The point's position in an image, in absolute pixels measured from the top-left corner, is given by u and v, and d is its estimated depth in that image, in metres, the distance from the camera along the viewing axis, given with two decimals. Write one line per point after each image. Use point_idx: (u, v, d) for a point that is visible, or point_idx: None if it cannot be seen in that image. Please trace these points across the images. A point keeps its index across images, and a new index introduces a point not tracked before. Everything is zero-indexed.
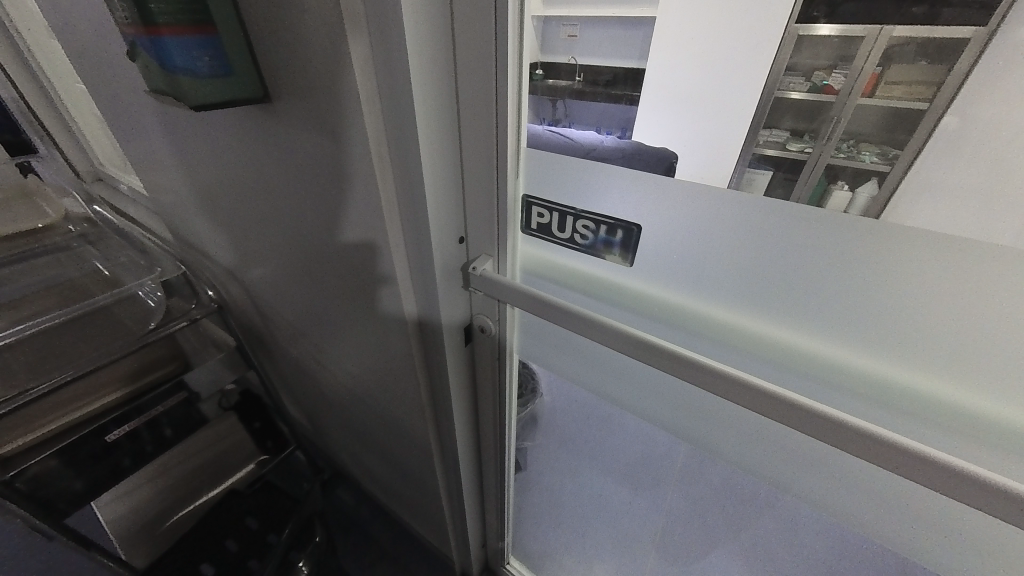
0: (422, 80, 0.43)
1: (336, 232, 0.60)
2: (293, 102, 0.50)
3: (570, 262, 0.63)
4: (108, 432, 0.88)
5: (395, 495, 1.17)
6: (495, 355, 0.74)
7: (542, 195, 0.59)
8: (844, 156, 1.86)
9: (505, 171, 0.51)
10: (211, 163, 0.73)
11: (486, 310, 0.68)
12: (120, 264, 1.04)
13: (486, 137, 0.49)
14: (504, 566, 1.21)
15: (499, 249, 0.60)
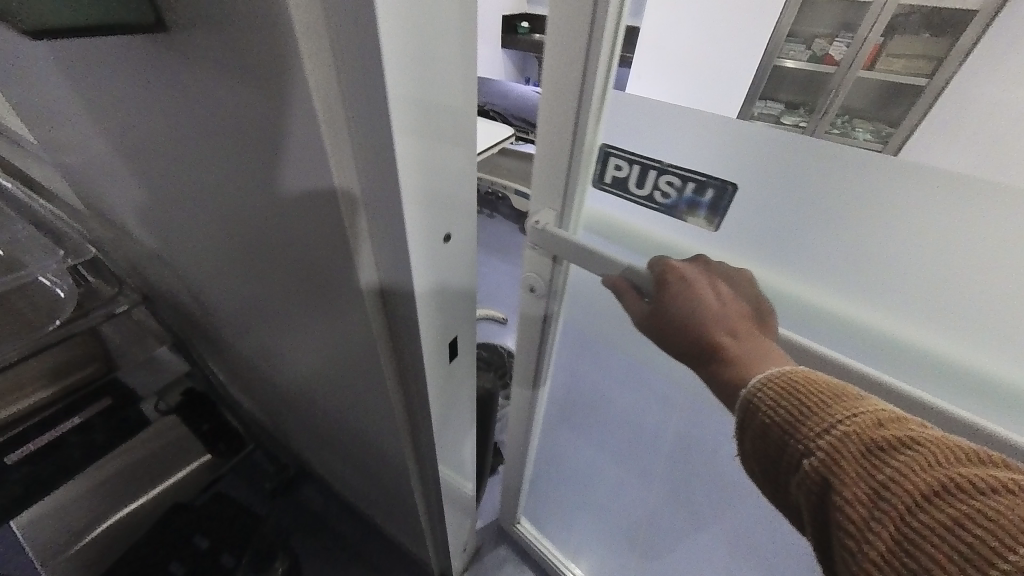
0: (407, 35, 0.32)
1: (275, 217, 0.47)
2: (195, 35, 0.35)
3: (636, 221, 0.60)
4: (4, 455, 0.72)
5: (365, 497, 1.08)
6: (540, 313, 0.76)
7: (625, 149, 0.56)
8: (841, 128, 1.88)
9: (582, 134, 0.53)
10: (111, 117, 0.56)
11: (540, 270, 0.71)
12: (12, 239, 0.84)
13: (569, 97, 0.51)
14: (515, 527, 1.36)
15: (563, 206, 0.61)
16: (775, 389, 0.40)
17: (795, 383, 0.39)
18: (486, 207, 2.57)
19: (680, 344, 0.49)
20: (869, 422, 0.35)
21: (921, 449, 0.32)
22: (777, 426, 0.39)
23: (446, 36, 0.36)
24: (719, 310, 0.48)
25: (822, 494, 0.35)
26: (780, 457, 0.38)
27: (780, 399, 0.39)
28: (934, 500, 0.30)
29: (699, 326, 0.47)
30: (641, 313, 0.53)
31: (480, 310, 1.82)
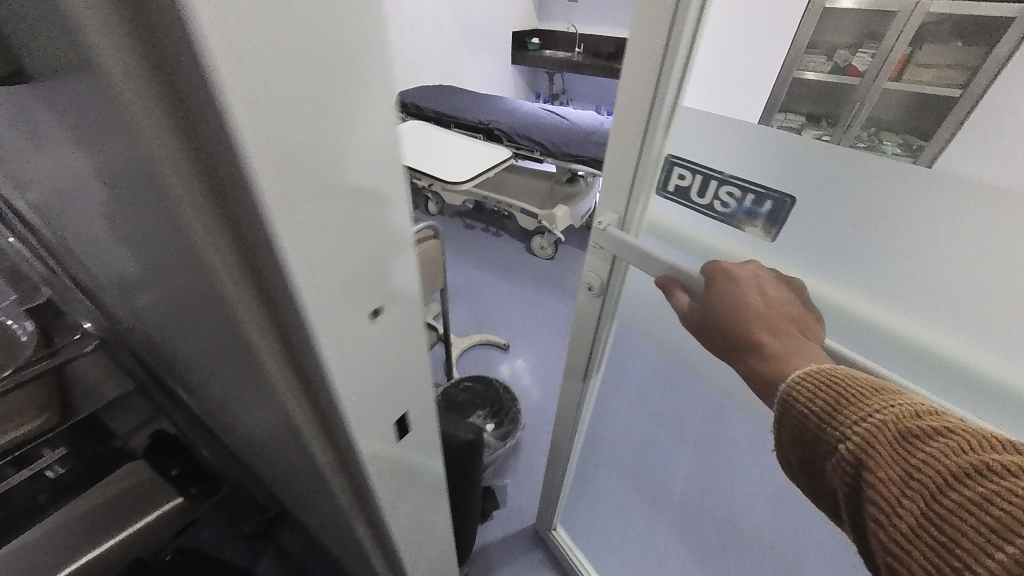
0: (257, 47, 0.21)
1: (187, 287, 0.39)
2: (65, 83, 0.28)
3: (695, 228, 0.60)
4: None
5: (342, 557, 0.99)
6: (593, 318, 0.75)
7: (692, 159, 0.56)
8: None
9: (651, 140, 0.53)
10: (42, 162, 0.50)
11: (597, 268, 0.69)
12: None
13: (642, 104, 0.51)
14: (551, 531, 1.20)
15: (626, 208, 0.60)
16: (814, 375, 0.37)
17: (834, 369, 0.37)
18: (491, 225, 2.50)
19: (718, 337, 0.47)
20: (908, 412, 0.32)
21: (965, 435, 0.29)
22: (808, 416, 0.36)
23: (340, 50, 0.25)
24: (780, 304, 0.48)
25: (856, 482, 0.32)
26: (812, 446, 0.36)
27: (817, 389, 0.36)
28: (969, 482, 0.27)
29: (744, 323, 0.45)
30: (688, 313, 0.51)
31: (481, 336, 1.75)
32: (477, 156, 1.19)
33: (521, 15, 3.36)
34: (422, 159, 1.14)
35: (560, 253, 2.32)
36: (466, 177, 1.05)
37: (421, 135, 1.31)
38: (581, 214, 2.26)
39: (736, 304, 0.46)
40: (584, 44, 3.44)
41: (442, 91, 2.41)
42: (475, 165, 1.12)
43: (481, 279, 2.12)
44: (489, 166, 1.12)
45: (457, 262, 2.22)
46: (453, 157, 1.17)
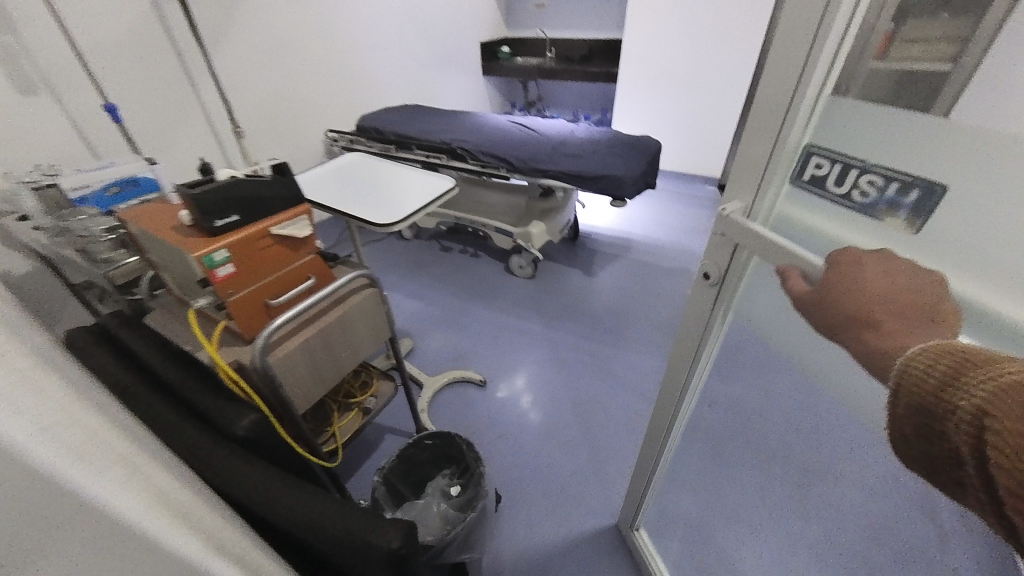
0: None
1: None
2: None
3: (825, 228, 0.45)
4: None
5: None
6: (704, 311, 0.66)
7: (835, 145, 0.42)
8: None
9: (788, 126, 0.44)
10: None
11: (716, 256, 0.59)
12: None
13: (780, 91, 0.43)
14: (631, 530, 1.10)
15: (756, 190, 0.50)
16: (941, 343, 0.28)
17: (960, 346, 0.27)
18: (469, 246, 2.36)
19: (831, 314, 0.37)
20: None
21: None
22: (912, 397, 0.28)
23: None
24: (939, 299, 0.33)
25: (985, 470, 0.24)
26: (924, 430, 0.27)
27: (931, 367, 0.27)
28: None
29: (886, 321, 0.33)
30: (803, 298, 0.41)
31: (455, 372, 1.57)
32: (420, 188, 1.07)
33: (489, 23, 3.24)
34: (356, 198, 1.02)
35: (542, 271, 2.18)
36: (402, 217, 0.93)
37: (359, 168, 1.19)
38: (562, 228, 2.13)
39: (868, 288, 0.35)
40: (556, 49, 3.34)
41: (405, 111, 2.30)
42: (414, 200, 1.00)
43: (460, 306, 1.96)
44: (430, 199, 1.00)
45: (432, 289, 2.06)
46: (392, 192, 1.05)
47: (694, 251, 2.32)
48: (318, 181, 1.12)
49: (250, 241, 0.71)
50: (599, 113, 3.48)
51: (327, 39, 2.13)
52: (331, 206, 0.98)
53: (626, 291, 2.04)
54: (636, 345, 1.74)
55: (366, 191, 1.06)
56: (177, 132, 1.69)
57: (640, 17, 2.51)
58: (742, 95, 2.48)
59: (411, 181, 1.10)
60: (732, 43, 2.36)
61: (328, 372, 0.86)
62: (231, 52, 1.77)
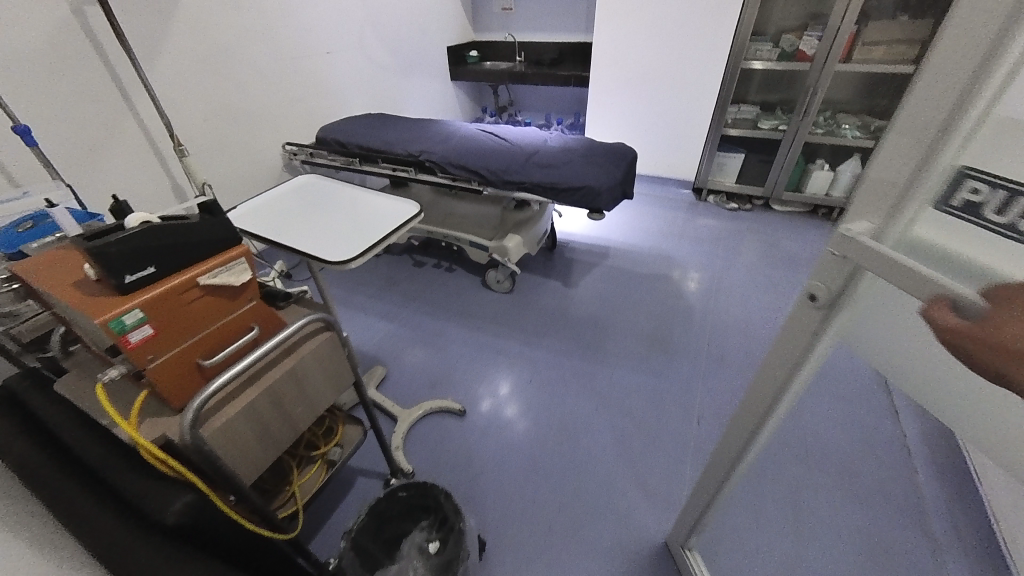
0: None
1: None
2: None
3: (979, 261, 0.39)
4: None
5: None
6: (805, 335, 0.57)
7: (1000, 168, 0.37)
8: (822, 132, 2.36)
9: (951, 139, 0.38)
10: None
11: (826, 277, 0.51)
12: None
13: (949, 96, 0.37)
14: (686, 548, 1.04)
15: (891, 210, 0.43)
16: None
17: None
18: (443, 260, 2.25)
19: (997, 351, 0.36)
20: None
21: None
22: None
23: None
24: None
25: None
26: None
27: None
28: None
29: None
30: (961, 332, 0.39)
31: (432, 401, 1.47)
32: (380, 214, 0.97)
33: (455, 27, 3.15)
34: (306, 228, 0.92)
35: (520, 284, 2.09)
36: (358, 252, 0.83)
37: (312, 190, 1.08)
38: (538, 238, 2.05)
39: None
40: (525, 52, 3.26)
41: (368, 121, 2.18)
42: (372, 230, 0.91)
43: (435, 326, 1.86)
44: (391, 228, 0.91)
45: (405, 308, 1.95)
46: (348, 219, 0.95)
47: (673, 257, 2.29)
48: (265, 206, 1.01)
49: (171, 295, 0.60)
50: (571, 117, 3.43)
51: (279, 46, 2.00)
52: (277, 240, 0.87)
53: (607, 302, 1.98)
54: (619, 360, 1.68)
55: (318, 218, 0.96)
56: (109, 152, 1.53)
57: (608, 20, 2.47)
58: (712, 97, 2.46)
59: (371, 206, 1.00)
60: (700, 46, 2.35)
61: (278, 431, 0.76)
62: (169, 63, 1.63)
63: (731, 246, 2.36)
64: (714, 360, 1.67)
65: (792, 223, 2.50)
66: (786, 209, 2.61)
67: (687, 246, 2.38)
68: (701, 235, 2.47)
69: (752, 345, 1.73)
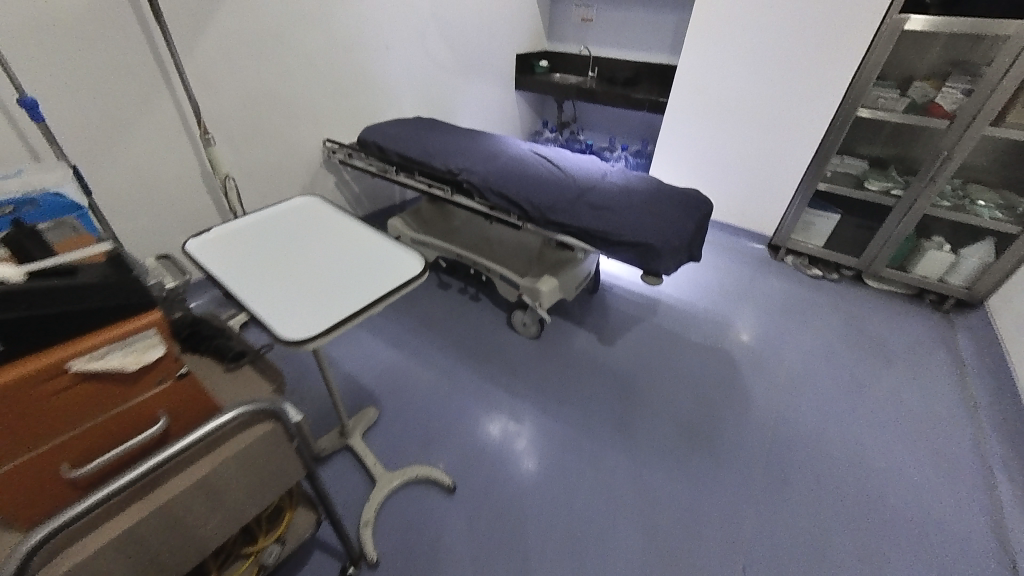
0: None
1: None
2: None
3: None
4: None
5: None
6: None
7: None
8: (950, 204, 1.93)
9: None
10: None
11: None
12: None
13: None
14: None
15: None
16: None
17: None
18: (470, 287, 2.04)
19: None
20: None
21: None
22: None
23: None
24: None
25: None
26: None
27: None
28: None
29: None
30: None
31: (420, 467, 1.25)
32: (374, 264, 0.75)
33: (528, 35, 2.96)
34: (277, 273, 0.71)
35: (549, 330, 1.84)
36: (320, 327, 0.61)
37: (310, 215, 0.88)
38: (579, 282, 1.79)
39: None
40: (598, 68, 3.01)
41: (416, 124, 2.01)
42: (355, 289, 0.69)
43: (443, 364, 1.64)
44: (378, 291, 0.68)
45: (416, 337, 1.75)
46: (333, 266, 0.74)
47: (733, 324, 1.93)
48: (246, 231, 0.82)
49: (25, 384, 0.44)
50: (637, 143, 3.13)
51: (332, 36, 1.89)
52: (234, 287, 0.68)
53: (645, 370, 1.67)
54: (649, 453, 1.38)
55: (299, 260, 0.75)
56: (138, 129, 1.46)
57: (699, 44, 2.18)
58: (811, 145, 2.09)
59: (368, 250, 0.78)
60: (805, 83, 1.99)
61: (168, 557, 0.56)
62: (212, 42, 1.54)
63: (806, 320, 1.97)
64: (772, 478, 1.32)
65: (888, 305, 2.07)
66: (884, 287, 2.16)
67: (751, 313, 2.01)
68: (770, 302, 2.09)
69: (823, 464, 1.37)
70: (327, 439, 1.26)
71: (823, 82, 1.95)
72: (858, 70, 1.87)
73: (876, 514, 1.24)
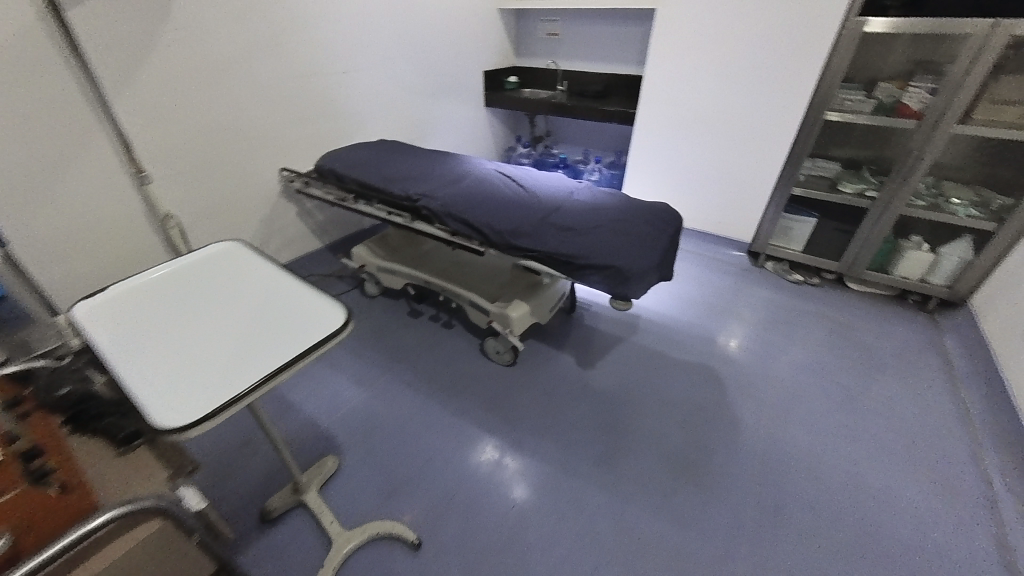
0: None
1: None
2: None
3: None
4: None
5: None
6: None
7: None
8: (926, 204, 1.91)
9: None
10: None
11: None
12: None
13: None
14: None
15: None
16: None
17: None
18: (442, 313, 1.96)
19: None
20: None
21: None
22: None
23: None
24: None
25: None
26: None
27: None
28: None
29: None
30: None
31: (383, 524, 1.14)
32: (288, 319, 0.68)
33: (496, 52, 2.93)
34: (173, 341, 0.64)
35: (525, 358, 1.75)
36: (208, 410, 0.54)
37: (227, 263, 0.81)
38: (554, 303, 1.71)
39: None
40: (568, 81, 2.99)
41: (379, 149, 1.95)
42: (258, 358, 0.61)
43: (412, 402, 1.54)
44: (283, 358, 0.61)
45: (384, 373, 1.65)
46: (239, 328, 0.66)
47: (717, 339, 1.86)
48: (151, 288, 0.74)
49: None
50: (612, 155, 3.10)
51: (286, 63, 1.82)
52: (118, 363, 0.60)
53: (627, 395, 1.59)
54: (633, 490, 1.29)
55: (203, 322, 0.68)
56: (70, 171, 1.36)
57: (665, 55, 2.16)
58: (783, 150, 2.06)
59: (282, 303, 0.71)
60: (773, 89, 1.97)
61: None
62: (153, 77, 1.46)
63: (791, 331, 1.91)
64: (764, 510, 1.24)
65: (872, 309, 2.02)
66: (866, 290, 2.13)
67: (735, 325, 1.95)
68: (754, 313, 2.03)
69: (816, 490, 1.29)
70: (279, 496, 1.16)
71: (790, 88, 1.93)
72: (823, 75, 1.84)
73: (875, 545, 1.16)
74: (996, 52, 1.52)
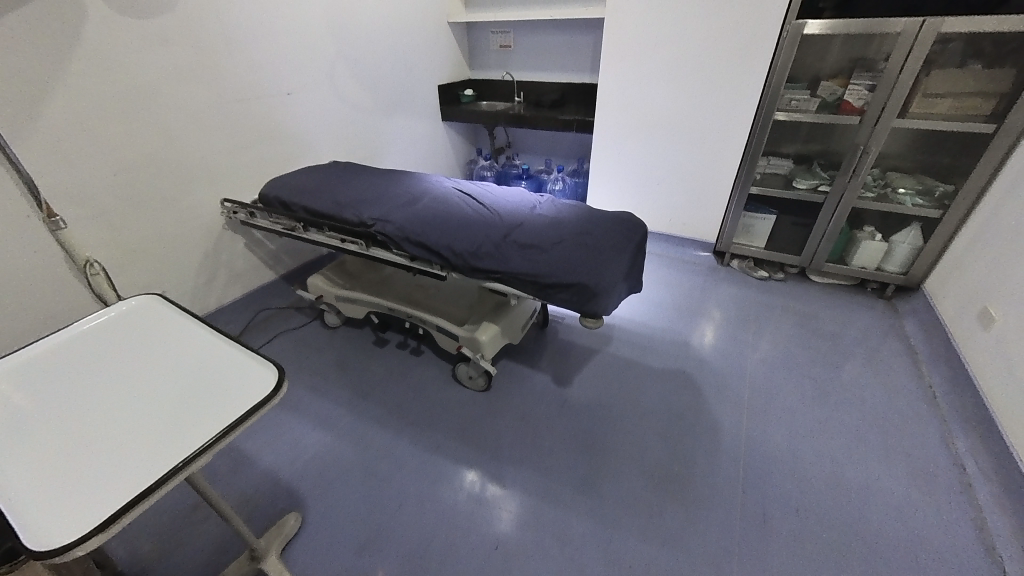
0: None
1: None
2: None
3: None
4: None
5: None
6: None
7: None
8: (874, 195, 1.98)
9: None
10: None
11: None
12: None
13: None
14: None
15: None
16: None
17: None
18: (410, 339, 1.87)
19: None
20: None
21: None
22: None
23: None
24: None
25: None
26: None
27: None
28: None
29: None
30: None
31: None
32: (206, 391, 0.65)
33: (449, 66, 2.89)
34: (71, 436, 0.59)
35: (499, 379, 1.68)
36: (112, 511, 0.50)
37: (137, 332, 0.76)
38: (525, 321, 1.65)
39: None
40: (524, 92, 2.98)
41: (329, 172, 1.85)
42: (168, 442, 0.58)
43: (382, 440, 1.44)
44: (197, 440, 0.58)
45: (350, 411, 1.54)
46: (147, 411, 0.62)
47: (691, 342, 1.85)
48: (37, 378, 0.68)
49: None
50: (574, 162, 3.09)
51: (221, 87, 1.70)
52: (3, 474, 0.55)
53: (606, 409, 1.55)
54: (619, 512, 1.23)
55: (106, 408, 0.63)
56: None
57: (615, 63, 2.17)
58: (737, 151, 2.10)
59: (193, 377, 0.67)
60: (722, 93, 2.00)
61: None
62: (63, 110, 1.32)
63: (762, 328, 1.92)
64: (752, 519, 1.21)
65: (835, 299, 2.07)
66: (827, 281, 2.18)
67: (707, 326, 1.95)
68: (724, 312, 2.04)
69: (801, 492, 1.28)
70: (235, 566, 1.03)
71: (737, 91, 1.97)
72: (766, 77, 1.89)
73: (863, 544, 1.14)
74: (926, 48, 1.59)
